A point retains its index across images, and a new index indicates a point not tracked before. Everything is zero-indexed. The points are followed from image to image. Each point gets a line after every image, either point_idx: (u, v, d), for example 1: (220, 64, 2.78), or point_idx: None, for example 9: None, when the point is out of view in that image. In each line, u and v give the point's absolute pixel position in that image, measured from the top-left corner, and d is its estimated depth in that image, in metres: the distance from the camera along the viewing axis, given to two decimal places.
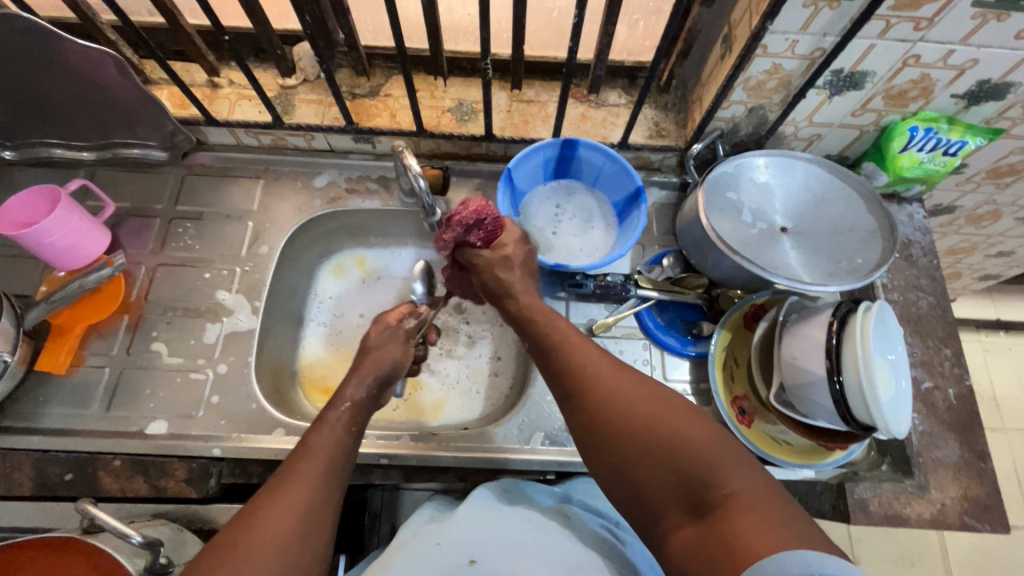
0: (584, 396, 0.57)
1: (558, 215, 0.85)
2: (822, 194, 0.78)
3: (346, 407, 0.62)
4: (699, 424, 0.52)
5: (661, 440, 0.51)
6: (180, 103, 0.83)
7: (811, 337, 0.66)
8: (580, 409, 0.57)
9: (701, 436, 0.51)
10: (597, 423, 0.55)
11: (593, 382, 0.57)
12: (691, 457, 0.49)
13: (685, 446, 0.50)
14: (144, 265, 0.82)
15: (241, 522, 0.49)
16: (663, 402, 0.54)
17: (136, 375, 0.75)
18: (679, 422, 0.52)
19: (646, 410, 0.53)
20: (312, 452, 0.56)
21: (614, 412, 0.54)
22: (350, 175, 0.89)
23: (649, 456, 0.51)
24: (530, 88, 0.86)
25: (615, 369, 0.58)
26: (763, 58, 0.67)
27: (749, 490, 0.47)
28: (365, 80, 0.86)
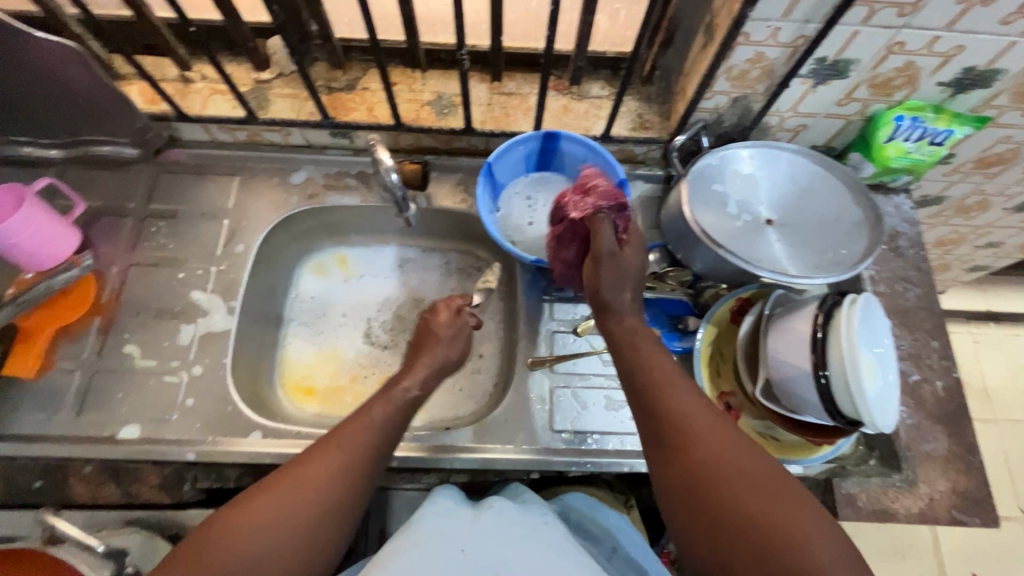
0: (683, 447, 0.52)
1: (533, 207, 0.82)
2: (807, 185, 0.77)
3: (387, 413, 0.61)
4: (811, 514, 0.47)
5: (760, 514, 0.47)
6: (151, 98, 0.81)
7: (796, 331, 0.65)
8: (675, 458, 0.52)
9: (807, 520, 0.46)
10: (696, 477, 0.50)
11: (697, 436, 0.52)
12: (791, 543, 0.45)
13: (787, 529, 0.46)
14: (116, 265, 0.80)
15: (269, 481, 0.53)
16: (770, 474, 0.49)
17: (108, 379, 0.73)
18: (783, 501, 0.47)
19: (754, 479, 0.49)
20: (346, 450, 0.56)
21: (720, 472, 0.49)
22: (328, 171, 0.87)
23: (749, 536, 0.46)
24: (511, 80, 0.84)
25: (721, 424, 0.53)
26: (745, 47, 0.66)
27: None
28: (342, 73, 0.84)
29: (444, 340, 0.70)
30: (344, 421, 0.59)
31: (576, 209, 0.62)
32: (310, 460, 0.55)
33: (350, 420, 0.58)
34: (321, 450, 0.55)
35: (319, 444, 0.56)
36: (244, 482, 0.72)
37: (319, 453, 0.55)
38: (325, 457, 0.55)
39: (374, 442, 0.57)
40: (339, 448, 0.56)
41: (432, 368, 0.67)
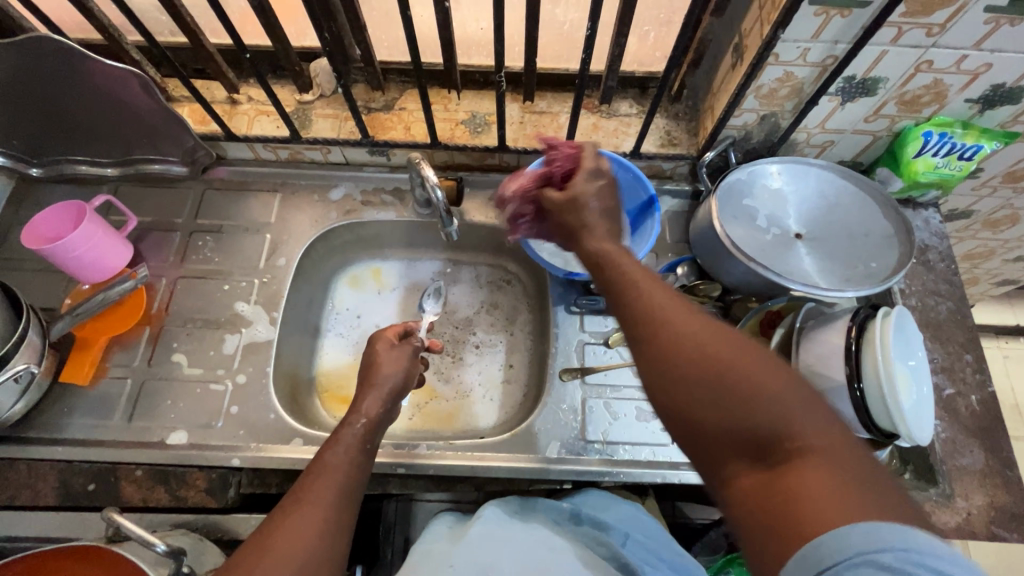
0: (641, 325, 0.48)
1: None
2: (836, 200, 0.78)
3: (361, 423, 0.65)
4: (771, 363, 0.44)
5: (720, 373, 0.44)
6: (201, 119, 0.86)
7: (829, 342, 0.66)
8: (637, 339, 0.48)
9: (762, 368, 0.44)
10: (659, 356, 0.46)
11: (652, 311, 0.48)
12: (756, 396, 0.42)
13: (750, 381, 0.43)
14: (165, 277, 0.84)
15: (257, 543, 0.50)
16: (727, 332, 0.46)
17: (157, 386, 0.77)
18: (742, 354, 0.44)
19: (709, 339, 0.45)
20: (324, 495, 0.55)
21: (671, 341, 0.46)
22: (366, 187, 0.90)
23: (714, 402, 0.43)
24: (542, 99, 0.87)
25: (674, 300, 0.49)
26: (775, 66, 0.68)
27: (824, 446, 0.40)
28: (380, 94, 0.87)
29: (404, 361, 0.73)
30: (308, 471, 0.58)
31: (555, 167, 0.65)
32: (290, 516, 0.53)
33: (325, 449, 0.61)
34: (300, 506, 0.53)
35: (289, 498, 0.55)
36: (284, 488, 0.74)
37: (300, 506, 0.53)
38: (305, 510, 0.53)
39: (345, 484, 0.58)
40: (317, 493, 0.55)
41: (385, 392, 0.69)
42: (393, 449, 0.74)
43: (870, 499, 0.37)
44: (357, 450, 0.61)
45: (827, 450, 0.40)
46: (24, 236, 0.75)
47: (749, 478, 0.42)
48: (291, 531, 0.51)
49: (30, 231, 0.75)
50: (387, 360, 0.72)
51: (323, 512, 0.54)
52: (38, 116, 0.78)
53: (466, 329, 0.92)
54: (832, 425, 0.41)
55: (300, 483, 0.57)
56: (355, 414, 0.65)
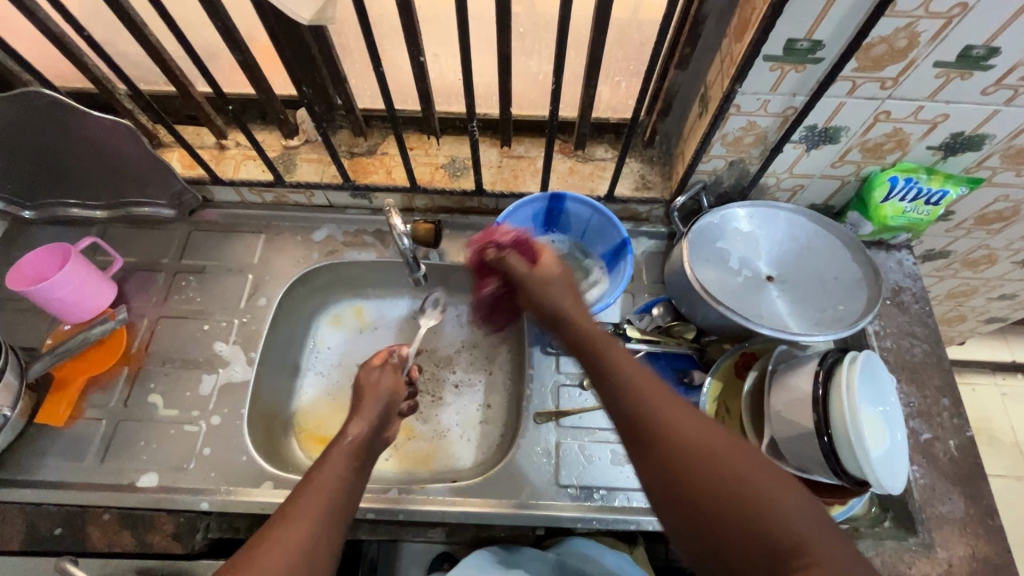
0: (656, 443, 0.49)
1: None
2: (806, 243, 0.79)
3: (348, 441, 0.63)
4: (797, 495, 0.46)
5: (733, 492, 0.45)
6: (189, 164, 0.88)
7: (798, 388, 0.65)
8: (655, 461, 0.49)
9: (789, 500, 0.45)
10: (681, 481, 0.47)
11: (670, 432, 0.49)
12: (787, 535, 0.44)
13: (780, 518, 0.44)
14: (146, 317, 0.85)
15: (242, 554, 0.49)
16: (750, 458, 0.47)
17: (131, 427, 0.77)
18: (772, 484, 0.46)
19: (739, 469, 0.47)
20: (313, 512, 0.53)
21: (691, 465, 0.47)
22: (348, 228, 0.92)
23: (729, 519, 0.45)
24: (520, 144, 0.90)
25: (685, 409, 0.51)
26: (737, 116, 0.70)
27: (833, 561, 0.42)
28: (363, 140, 0.90)
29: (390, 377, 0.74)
30: (295, 490, 0.56)
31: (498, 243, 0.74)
32: (272, 533, 0.51)
33: (314, 470, 0.58)
34: (286, 520, 0.52)
35: (281, 511, 0.54)
36: (252, 533, 0.73)
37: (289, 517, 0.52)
38: (290, 528, 0.51)
39: (333, 504, 0.55)
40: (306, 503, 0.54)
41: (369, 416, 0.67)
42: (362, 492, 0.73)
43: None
44: (347, 464, 0.60)
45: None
46: (8, 278, 0.77)
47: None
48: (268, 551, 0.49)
49: (15, 272, 0.77)
50: (369, 384, 0.72)
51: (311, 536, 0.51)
52: (31, 161, 0.81)
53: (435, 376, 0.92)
54: (861, 565, 0.43)
55: (291, 496, 0.56)
56: (339, 435, 0.64)
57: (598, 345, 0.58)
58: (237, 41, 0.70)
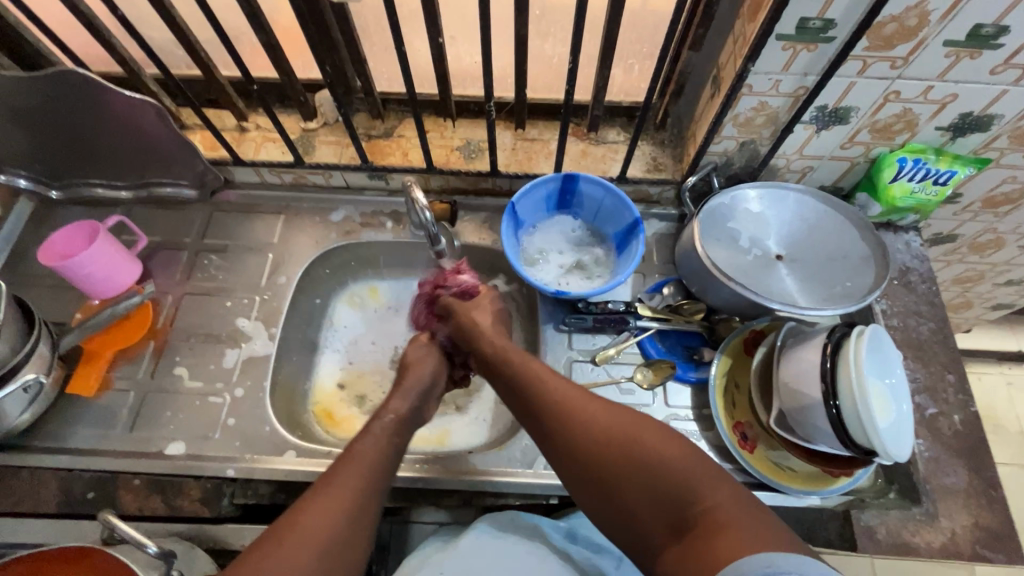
0: (558, 429, 0.60)
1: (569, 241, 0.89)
2: (815, 223, 0.81)
3: (390, 418, 0.67)
4: (679, 445, 0.55)
5: (628, 456, 0.55)
6: (211, 145, 0.91)
7: (806, 360, 0.67)
8: (558, 445, 0.60)
9: (669, 448, 0.55)
10: (579, 451, 0.58)
11: (565, 414, 0.60)
12: (668, 474, 0.53)
13: (661, 462, 0.54)
14: (171, 294, 0.88)
15: (290, 517, 0.55)
16: (629, 420, 0.58)
17: (158, 399, 0.79)
18: (660, 447, 0.55)
19: (621, 428, 0.57)
20: (364, 469, 0.60)
21: (578, 435, 0.58)
22: (365, 210, 0.95)
23: (631, 478, 0.54)
24: (534, 127, 0.92)
25: (590, 399, 0.61)
26: (749, 97, 0.72)
27: (718, 502, 0.50)
28: (380, 122, 0.92)
29: (432, 356, 0.79)
30: (341, 457, 0.61)
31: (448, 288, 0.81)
32: (319, 497, 0.56)
33: (357, 441, 0.63)
34: (339, 478, 0.58)
35: (335, 466, 0.60)
36: (277, 500, 0.76)
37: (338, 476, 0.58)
38: (336, 493, 0.57)
39: (382, 462, 0.62)
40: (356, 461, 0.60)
41: (411, 390, 0.72)
42: None
43: (766, 542, 0.46)
44: (389, 440, 0.65)
45: (724, 510, 0.50)
46: (40, 253, 0.80)
47: (674, 552, 0.51)
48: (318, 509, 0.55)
49: (47, 248, 0.80)
50: (416, 359, 0.77)
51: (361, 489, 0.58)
52: (60, 141, 0.83)
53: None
54: (734, 493, 0.51)
55: (343, 455, 0.61)
56: (382, 408, 0.69)
57: (508, 358, 0.69)
58: (262, 22, 0.72)
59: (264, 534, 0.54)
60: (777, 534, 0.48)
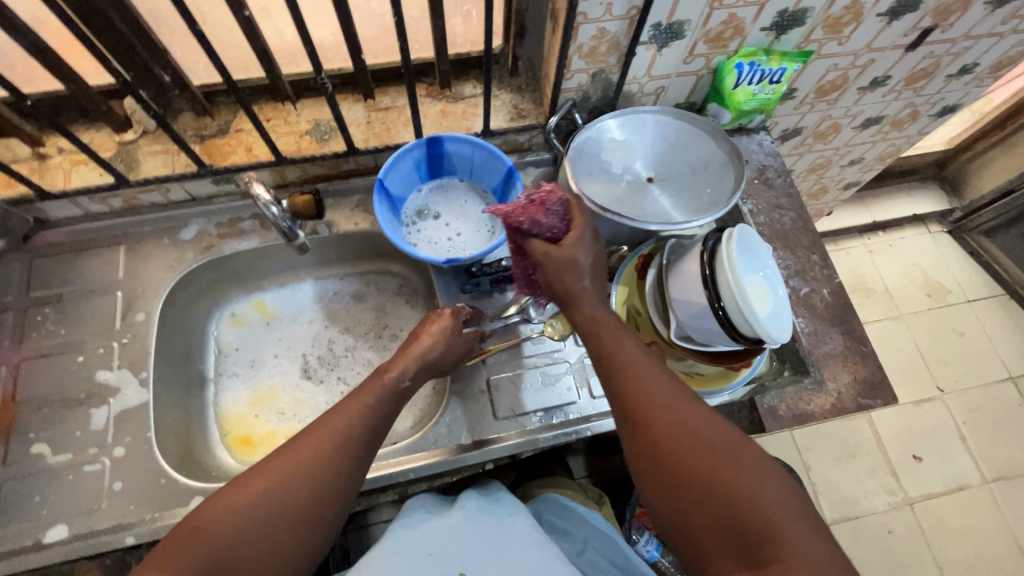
0: (643, 421, 0.55)
1: (450, 230, 0.84)
2: (675, 139, 0.83)
3: (388, 385, 0.62)
4: (768, 473, 0.50)
5: (715, 473, 0.50)
6: (7, 183, 0.77)
7: (689, 272, 0.70)
8: (642, 435, 0.54)
9: (758, 478, 0.49)
10: (663, 454, 0.52)
11: (657, 409, 0.54)
12: (754, 504, 0.48)
13: (739, 485, 0.49)
14: (3, 365, 0.74)
15: (236, 484, 0.52)
16: (726, 433, 0.53)
17: (19, 486, 0.68)
18: (753, 477, 0.49)
19: (711, 436, 0.52)
20: (320, 447, 0.55)
21: (668, 433, 0.53)
22: (220, 220, 0.85)
23: (706, 499, 0.49)
24: (385, 95, 0.86)
25: (686, 400, 0.55)
26: (586, 25, 0.71)
27: (805, 553, 0.45)
28: (211, 119, 0.82)
29: (437, 345, 0.68)
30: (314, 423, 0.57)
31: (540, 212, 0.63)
32: (275, 462, 0.54)
33: (332, 412, 0.59)
34: (292, 447, 0.55)
35: (278, 451, 0.55)
36: None
37: (247, 480, 0.52)
38: (284, 460, 0.54)
39: (343, 451, 0.56)
40: (302, 470, 0.53)
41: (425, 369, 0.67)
42: None
43: None
44: (368, 414, 0.59)
45: (809, 557, 0.45)
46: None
47: None
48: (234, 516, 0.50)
49: None
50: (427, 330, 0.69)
51: (308, 496, 0.53)
52: None
53: (330, 345, 0.89)
54: (818, 532, 0.47)
55: (280, 454, 0.54)
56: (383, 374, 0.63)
57: (597, 332, 0.62)
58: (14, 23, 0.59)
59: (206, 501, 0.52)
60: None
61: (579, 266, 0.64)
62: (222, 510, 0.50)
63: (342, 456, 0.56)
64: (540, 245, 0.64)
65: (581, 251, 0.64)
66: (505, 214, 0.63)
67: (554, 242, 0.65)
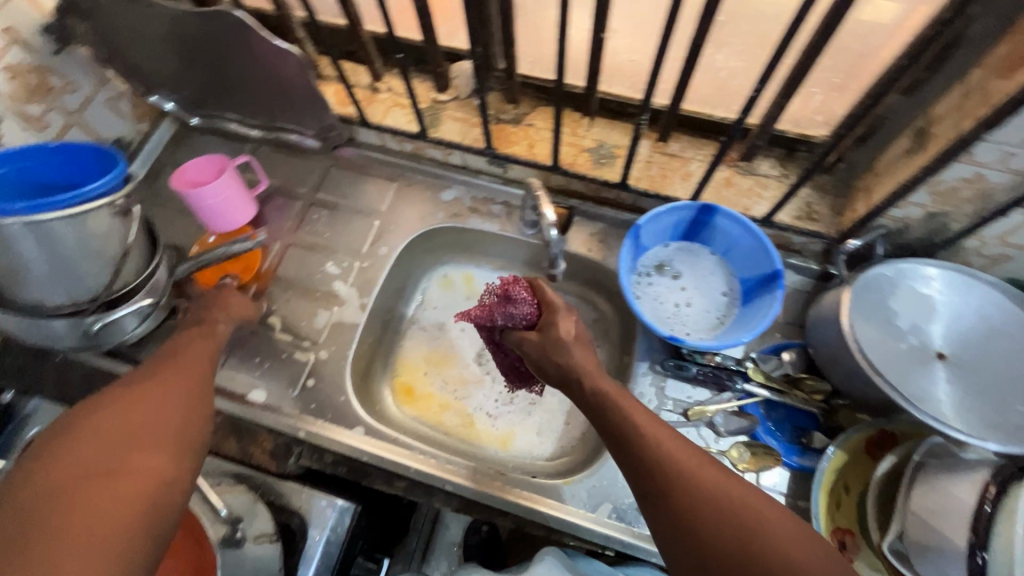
0: (668, 494, 0.50)
1: (680, 299, 0.79)
2: (999, 326, 0.67)
3: (221, 325, 0.74)
4: (800, 534, 0.47)
5: (752, 546, 0.46)
6: (342, 101, 0.90)
7: (955, 494, 0.56)
8: (665, 505, 0.50)
9: (795, 543, 0.46)
10: (689, 528, 0.48)
11: (683, 478, 0.51)
12: (779, 557, 0.45)
13: (780, 550, 0.46)
14: (278, 242, 0.89)
15: (119, 390, 0.55)
16: (746, 493, 0.50)
17: (250, 342, 0.82)
18: (785, 539, 0.46)
19: (737, 500, 0.49)
20: (176, 377, 0.60)
21: (699, 509, 0.49)
22: (476, 194, 0.90)
23: (749, 572, 0.45)
24: (677, 141, 0.82)
25: (701, 461, 0.52)
26: (964, 165, 0.58)
27: None
28: (512, 106, 0.86)
29: (505, 361, 0.77)
30: (164, 363, 0.63)
31: (506, 294, 0.70)
32: (157, 384, 0.58)
33: (177, 360, 0.64)
34: (160, 377, 0.59)
35: (145, 377, 0.59)
36: (337, 471, 0.76)
37: (135, 391, 0.55)
38: (163, 383, 0.58)
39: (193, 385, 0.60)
40: (159, 386, 0.57)
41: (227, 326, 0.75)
42: (443, 462, 0.74)
43: None
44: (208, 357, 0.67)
45: None
46: (172, 180, 0.82)
47: None
48: (105, 413, 0.51)
49: (181, 173, 0.82)
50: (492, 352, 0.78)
51: (175, 407, 0.56)
52: (207, 72, 0.85)
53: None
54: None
55: (131, 378, 0.58)
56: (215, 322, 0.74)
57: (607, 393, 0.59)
58: None
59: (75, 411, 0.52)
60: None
61: (563, 343, 0.64)
62: (106, 406, 0.52)
63: (191, 380, 0.61)
64: (518, 333, 0.69)
65: (558, 327, 0.65)
66: (483, 314, 0.73)
67: (532, 326, 0.69)
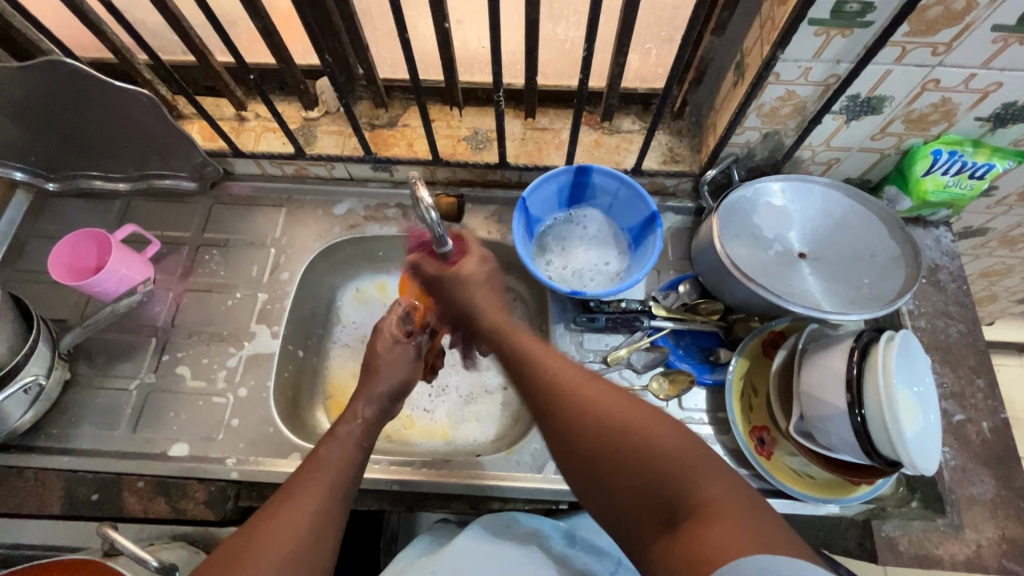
0: (557, 415, 0.56)
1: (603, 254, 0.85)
2: (841, 218, 0.77)
3: (357, 423, 0.64)
4: (670, 429, 0.50)
5: (614, 439, 0.51)
6: (209, 136, 0.88)
7: (831, 367, 0.64)
8: (558, 429, 0.55)
9: (660, 434, 0.50)
10: (582, 443, 0.53)
11: (567, 397, 0.56)
12: (657, 457, 0.48)
13: (645, 442, 0.49)
14: (171, 291, 0.85)
15: (250, 528, 0.52)
16: (614, 394, 0.55)
17: (161, 398, 0.78)
18: (652, 430, 0.50)
19: (596, 404, 0.54)
20: (314, 495, 0.55)
21: (575, 415, 0.54)
22: (369, 202, 0.91)
23: (623, 469, 0.50)
24: (544, 115, 0.87)
25: (591, 381, 0.57)
26: (776, 85, 0.67)
27: (717, 498, 0.45)
28: (384, 111, 0.88)
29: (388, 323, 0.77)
30: (302, 468, 0.58)
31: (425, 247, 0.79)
32: (284, 508, 0.53)
33: (319, 461, 0.58)
34: (291, 500, 0.54)
35: (279, 497, 0.55)
36: None
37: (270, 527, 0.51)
38: (292, 508, 0.53)
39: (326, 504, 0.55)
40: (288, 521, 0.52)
41: (378, 395, 0.67)
42: (388, 466, 0.74)
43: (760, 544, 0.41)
44: (356, 448, 0.62)
45: (723, 501, 0.45)
46: (50, 259, 0.78)
47: (662, 546, 0.46)
48: (261, 546, 0.50)
49: (65, 264, 0.79)
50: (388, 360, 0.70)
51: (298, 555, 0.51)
52: (52, 132, 0.80)
53: None
54: (729, 488, 0.46)
55: (273, 499, 0.55)
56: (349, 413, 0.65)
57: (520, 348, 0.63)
58: (256, 6, 0.67)
59: (218, 549, 0.51)
60: (765, 523, 0.43)
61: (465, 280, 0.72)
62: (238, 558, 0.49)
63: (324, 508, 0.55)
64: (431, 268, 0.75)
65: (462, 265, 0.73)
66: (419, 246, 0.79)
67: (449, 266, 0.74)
